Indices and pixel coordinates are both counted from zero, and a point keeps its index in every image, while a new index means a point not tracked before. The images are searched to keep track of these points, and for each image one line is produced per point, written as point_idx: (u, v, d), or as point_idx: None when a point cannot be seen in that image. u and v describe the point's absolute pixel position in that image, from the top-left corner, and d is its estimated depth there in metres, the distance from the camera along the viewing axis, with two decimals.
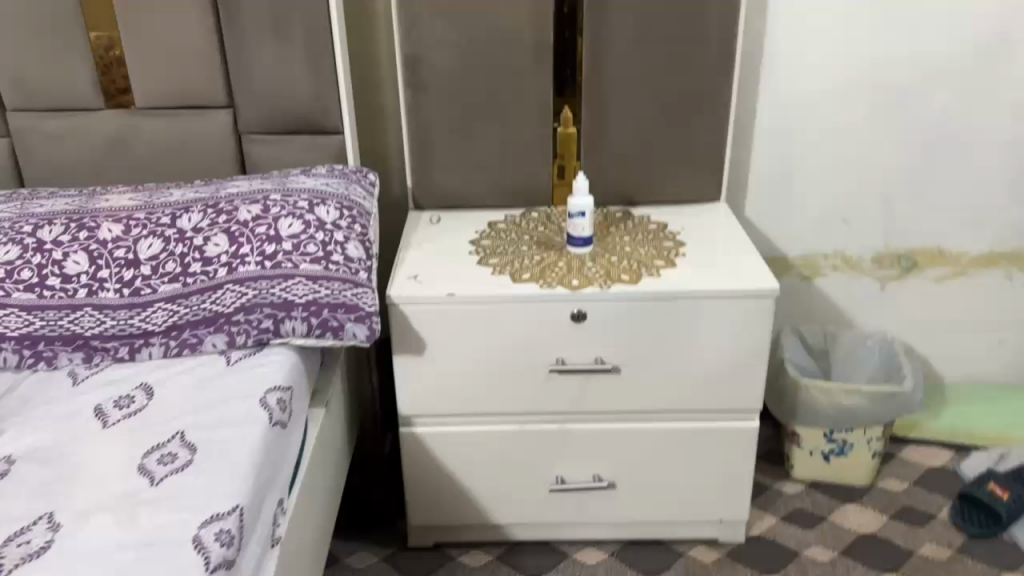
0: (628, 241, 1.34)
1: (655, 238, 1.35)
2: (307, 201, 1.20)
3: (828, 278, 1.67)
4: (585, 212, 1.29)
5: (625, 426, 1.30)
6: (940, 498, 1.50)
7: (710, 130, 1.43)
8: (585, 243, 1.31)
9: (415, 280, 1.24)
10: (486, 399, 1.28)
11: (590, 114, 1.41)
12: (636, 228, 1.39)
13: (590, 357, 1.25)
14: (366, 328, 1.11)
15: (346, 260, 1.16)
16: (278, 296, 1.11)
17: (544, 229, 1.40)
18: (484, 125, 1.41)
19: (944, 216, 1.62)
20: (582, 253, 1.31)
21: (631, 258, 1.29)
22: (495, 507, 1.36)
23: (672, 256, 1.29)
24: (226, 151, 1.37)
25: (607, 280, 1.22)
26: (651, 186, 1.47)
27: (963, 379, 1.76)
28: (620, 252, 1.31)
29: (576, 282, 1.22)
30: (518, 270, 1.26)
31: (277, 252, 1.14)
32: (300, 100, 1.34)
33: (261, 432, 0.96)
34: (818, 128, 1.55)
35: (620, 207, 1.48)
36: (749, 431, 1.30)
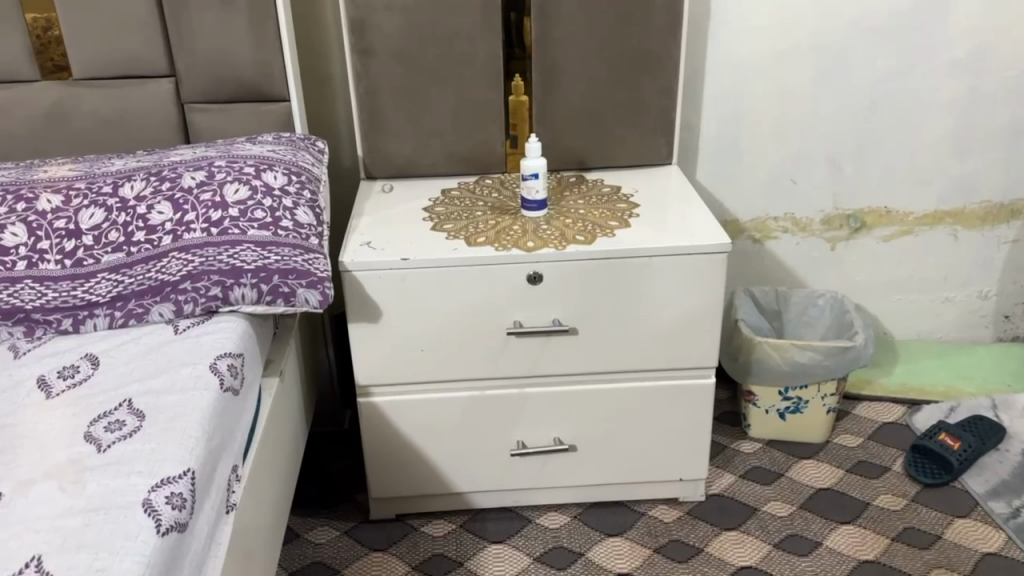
0: (583, 205, 1.34)
1: (609, 201, 1.35)
2: (254, 166, 1.19)
3: (779, 240, 1.70)
4: (538, 173, 1.28)
5: (585, 388, 1.30)
6: (893, 451, 1.53)
7: (660, 92, 1.43)
8: (540, 206, 1.30)
9: (368, 247, 1.22)
10: (444, 365, 1.27)
11: (542, 77, 1.41)
12: (590, 192, 1.39)
13: (547, 319, 1.25)
14: (318, 293, 1.10)
15: (296, 226, 1.14)
16: (226, 263, 1.08)
17: (499, 196, 1.39)
18: (434, 91, 1.40)
19: (890, 176, 1.65)
20: (537, 216, 1.31)
21: (585, 220, 1.29)
22: (457, 475, 1.35)
23: (625, 218, 1.30)
24: (169, 121, 1.34)
25: (562, 241, 1.23)
26: (603, 151, 1.47)
27: (910, 336, 1.81)
28: (575, 214, 1.31)
29: (531, 244, 1.22)
30: (473, 235, 1.26)
31: (223, 218, 1.11)
32: (244, 66, 1.31)
33: (213, 397, 0.94)
34: (764, 92, 1.56)
35: (574, 173, 1.47)
36: (707, 388, 1.32)
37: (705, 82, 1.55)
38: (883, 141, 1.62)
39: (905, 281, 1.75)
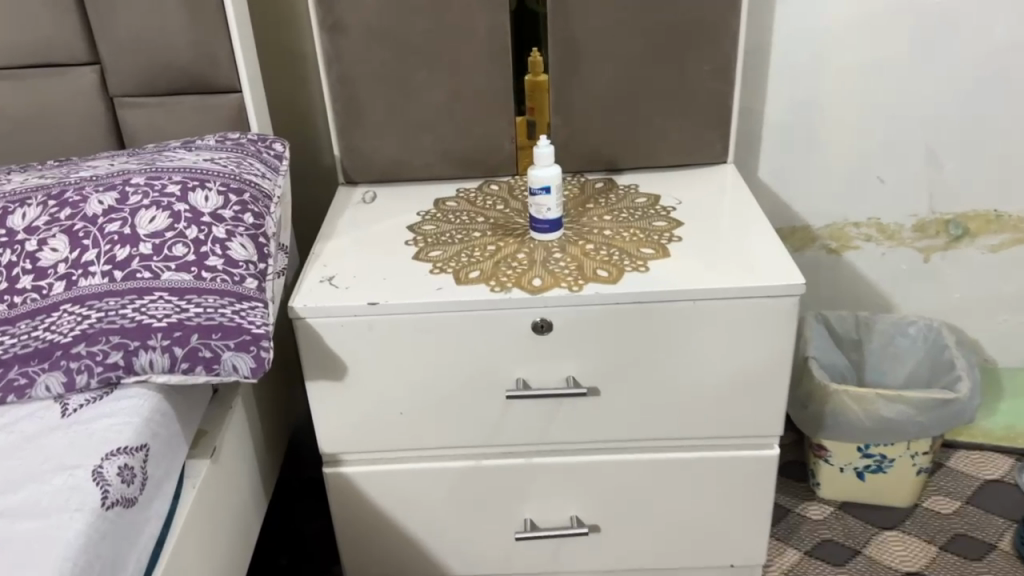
0: (608, 225, 1.05)
1: (642, 220, 1.06)
2: (179, 184, 0.92)
3: (860, 251, 1.38)
4: (550, 187, 0.99)
5: (610, 459, 1.03)
6: (1000, 522, 1.23)
7: (713, 73, 1.12)
8: (554, 229, 1.02)
9: (329, 284, 0.95)
10: (430, 432, 1.00)
11: (562, 55, 1.10)
12: (618, 205, 1.10)
13: (559, 378, 0.97)
14: (250, 358, 0.83)
15: (227, 264, 0.88)
16: (132, 319, 0.83)
17: (504, 211, 1.11)
18: (423, 76, 1.11)
19: (1003, 171, 1.31)
20: (548, 241, 1.02)
21: (610, 248, 1.00)
22: (451, 557, 1.10)
23: (662, 244, 1.00)
24: (95, 120, 1.08)
25: (579, 279, 0.94)
26: (638, 149, 1.17)
27: (1018, 364, 1.48)
28: (597, 238, 1.02)
29: (538, 284, 0.93)
30: (464, 268, 0.98)
31: (132, 257, 0.86)
32: (180, 50, 1.04)
33: (88, 521, 0.70)
34: (846, 69, 1.24)
35: (601, 177, 1.18)
36: (767, 462, 1.03)
37: (771, 56, 1.23)
38: (999, 128, 1.28)
39: (1017, 301, 1.42)
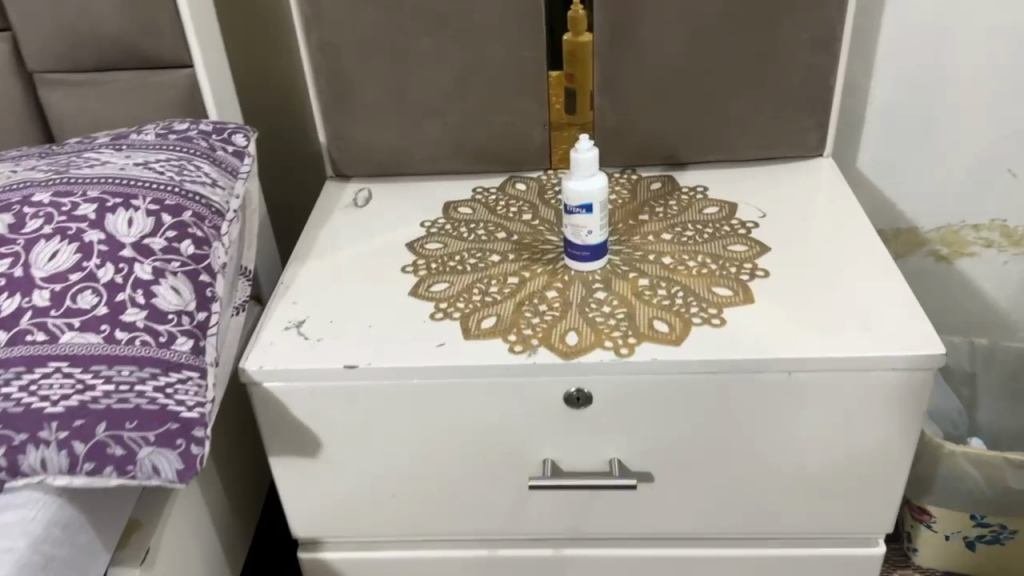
0: (668, 250, 0.80)
1: (712, 242, 0.80)
2: (95, 203, 0.69)
3: (978, 260, 1.11)
4: (593, 204, 0.74)
5: (663, 554, 0.79)
6: None
7: (812, 43, 0.84)
8: (597, 256, 0.77)
9: (297, 334, 0.72)
10: (431, 518, 0.78)
11: (612, 15, 0.83)
12: (680, 218, 0.84)
13: (600, 460, 0.73)
14: (175, 456, 0.61)
15: (152, 319, 0.65)
16: (17, 401, 0.61)
17: (533, 224, 0.86)
18: (429, 45, 0.86)
19: None
20: (589, 272, 0.78)
21: (671, 286, 0.75)
22: None
23: (742, 281, 0.75)
24: (12, 101, 0.85)
25: (629, 334, 0.70)
26: (708, 139, 0.90)
27: None
28: (654, 270, 0.77)
29: (574, 341, 0.69)
30: (477, 312, 0.74)
31: (22, 310, 0.63)
32: (108, 14, 0.79)
33: None
34: (982, 32, 0.95)
35: (657, 174, 0.92)
36: (868, 563, 0.79)
37: (885, 15, 0.95)
38: None
39: None
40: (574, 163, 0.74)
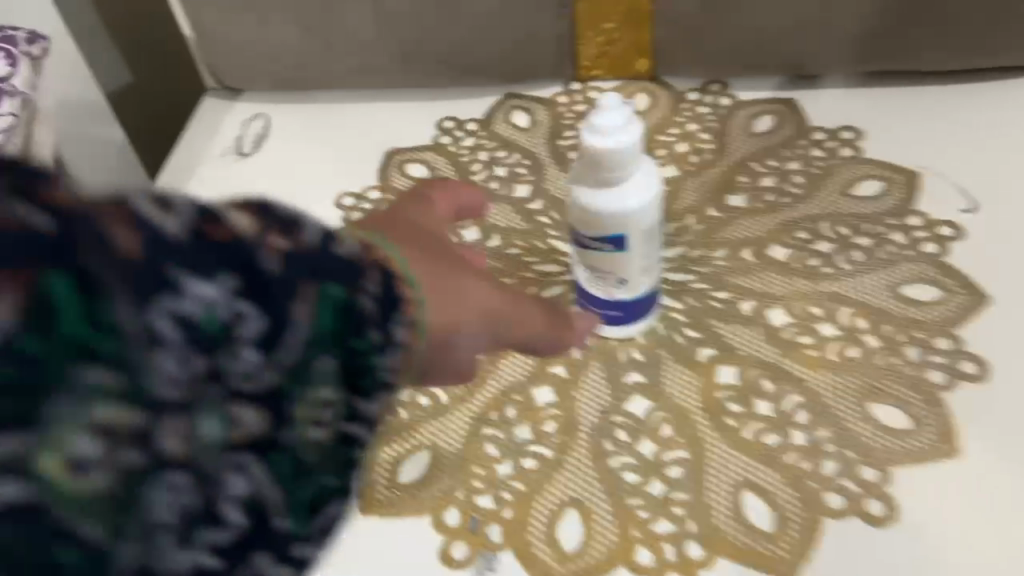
0: (779, 293, 0.42)
1: (869, 281, 0.42)
2: None
3: None
4: (629, 235, 0.36)
5: None
6: None
7: None
8: (635, 316, 0.40)
9: None
10: None
11: None
12: (803, 212, 0.45)
13: None
14: None
15: None
16: None
17: (531, 209, 0.47)
18: None
19: None
20: (618, 345, 0.41)
21: (781, 399, 0.38)
22: None
23: (930, 394, 0.38)
24: None
25: (689, 530, 0.34)
26: (867, 30, 0.48)
27: None
28: (750, 348, 0.40)
29: (575, 542, 0.35)
30: (397, 438, 0.38)
31: None
32: None
33: None
34: None
35: (764, 100, 0.51)
36: None
37: None
38: None
39: None
40: (584, 157, 0.35)
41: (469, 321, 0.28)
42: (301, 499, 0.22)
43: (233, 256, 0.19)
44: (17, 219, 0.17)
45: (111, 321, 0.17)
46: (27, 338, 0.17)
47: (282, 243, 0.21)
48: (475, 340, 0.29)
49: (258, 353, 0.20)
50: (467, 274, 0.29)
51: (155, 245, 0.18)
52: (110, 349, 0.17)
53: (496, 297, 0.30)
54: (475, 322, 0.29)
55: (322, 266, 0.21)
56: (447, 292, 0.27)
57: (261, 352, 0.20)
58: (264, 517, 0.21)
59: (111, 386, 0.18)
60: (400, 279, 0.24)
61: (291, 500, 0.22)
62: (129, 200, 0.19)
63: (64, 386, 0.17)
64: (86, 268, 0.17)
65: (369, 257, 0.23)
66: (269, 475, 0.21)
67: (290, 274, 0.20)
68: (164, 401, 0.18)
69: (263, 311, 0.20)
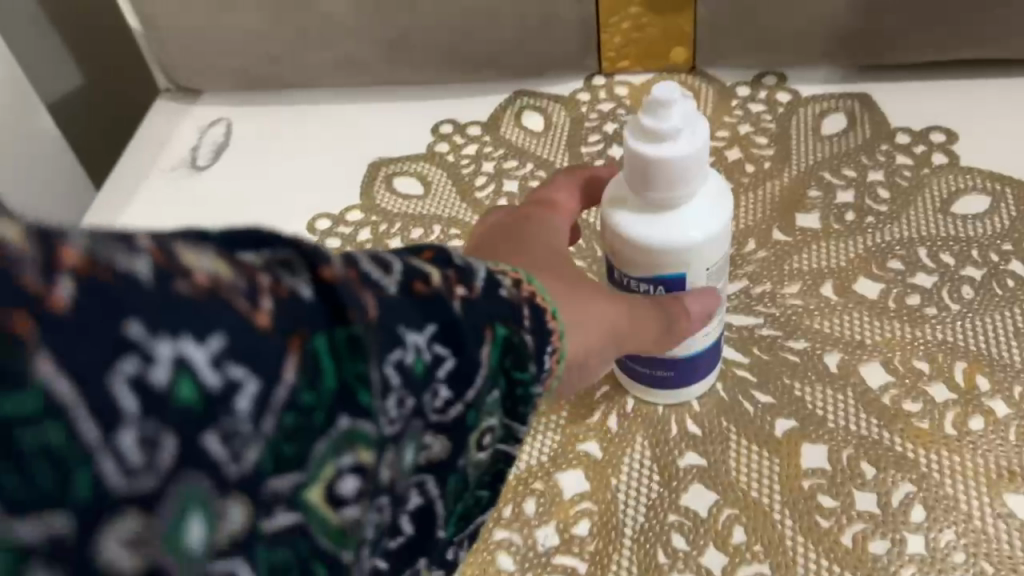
0: (871, 341, 0.32)
1: (986, 326, 0.32)
2: None
3: None
4: (687, 279, 0.27)
5: None
6: None
7: None
8: (708, 369, 0.31)
9: None
10: None
11: None
12: (895, 233, 0.36)
13: None
14: None
15: None
16: None
17: None
18: None
19: None
20: (668, 413, 0.32)
21: (886, 490, 0.29)
22: None
23: None
24: None
25: None
26: (963, 4, 0.39)
27: None
28: (839, 419, 0.31)
29: None
30: None
31: None
32: None
33: None
34: None
35: (832, 93, 0.41)
36: None
37: None
38: None
39: None
40: (631, 172, 0.26)
41: (592, 342, 0.24)
42: (458, 513, 0.22)
43: (440, 312, 0.18)
44: (285, 287, 0.16)
45: (366, 377, 0.17)
46: (303, 393, 0.16)
47: (461, 293, 0.20)
48: (597, 346, 0.25)
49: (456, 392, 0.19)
50: (590, 290, 0.25)
51: (385, 308, 0.17)
52: (364, 400, 0.17)
53: (623, 313, 0.26)
54: (598, 329, 0.25)
55: (488, 308, 0.20)
56: (578, 330, 0.24)
57: (453, 393, 0.19)
58: (427, 533, 0.21)
59: (365, 436, 0.17)
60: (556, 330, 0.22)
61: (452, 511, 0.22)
62: (358, 260, 0.18)
63: (336, 420, 0.16)
64: (342, 332, 0.16)
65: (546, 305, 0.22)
66: (441, 492, 0.21)
67: (481, 321, 0.19)
68: (391, 439, 0.18)
69: (463, 356, 0.19)
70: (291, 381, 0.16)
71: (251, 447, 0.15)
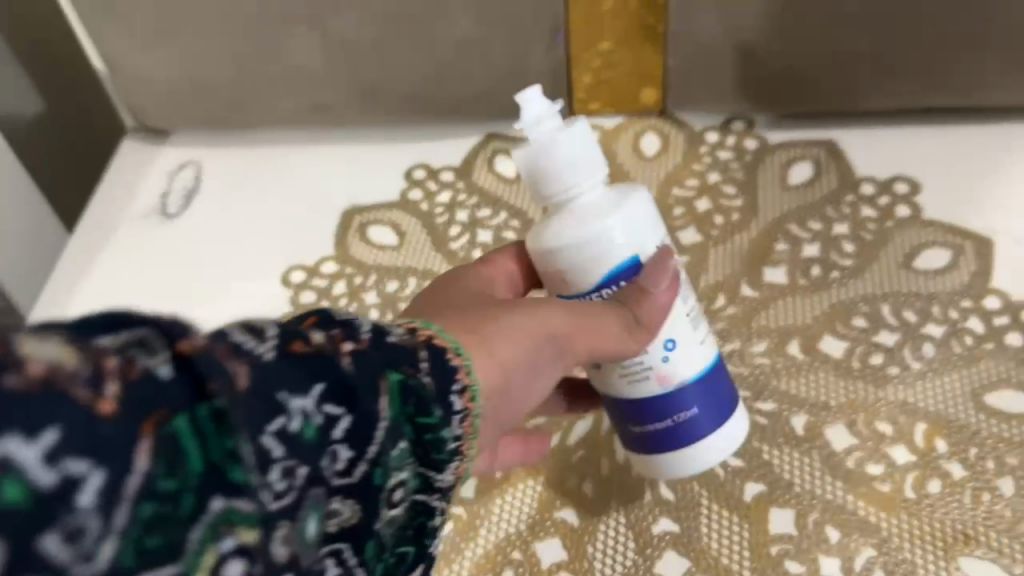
0: (835, 402, 0.34)
1: (944, 386, 0.34)
2: None
3: None
4: (640, 258, 0.27)
5: None
6: None
7: None
8: (721, 415, 0.29)
9: None
10: None
11: None
12: (857, 290, 0.37)
13: None
14: None
15: None
16: None
17: None
18: None
19: None
20: (643, 478, 0.33)
21: (849, 555, 0.30)
22: None
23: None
24: None
25: None
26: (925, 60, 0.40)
27: None
28: (805, 483, 0.32)
29: None
30: None
31: None
32: None
33: None
34: None
35: (798, 141, 0.42)
36: None
37: None
38: None
39: None
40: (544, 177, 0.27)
41: (515, 353, 0.24)
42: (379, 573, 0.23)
43: (322, 372, 0.18)
44: (133, 364, 0.15)
45: (238, 453, 0.16)
46: (160, 480, 0.15)
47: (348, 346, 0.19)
48: (521, 357, 0.24)
49: (349, 448, 0.19)
50: (514, 304, 0.25)
51: (262, 373, 0.17)
52: (236, 476, 0.16)
53: (563, 317, 0.25)
54: (519, 340, 0.24)
55: (379, 357, 0.20)
56: (508, 341, 0.24)
57: (352, 452, 0.19)
58: None
59: (246, 515, 0.16)
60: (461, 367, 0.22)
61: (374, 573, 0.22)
62: (229, 331, 0.17)
63: (210, 503, 0.16)
64: (204, 407, 0.15)
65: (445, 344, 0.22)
66: (360, 561, 0.21)
67: (373, 372, 0.19)
68: (278, 513, 0.17)
69: (353, 412, 0.19)
70: (145, 469, 0.15)
71: (127, 534, 0.15)
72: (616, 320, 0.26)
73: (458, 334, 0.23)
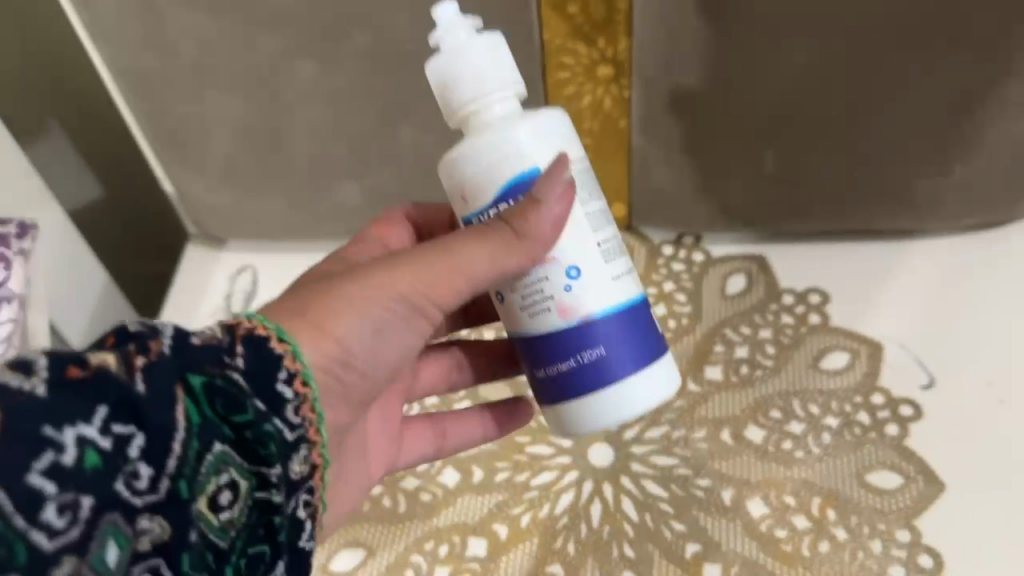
0: (755, 479, 0.45)
1: (836, 467, 0.45)
2: None
3: None
4: (539, 169, 0.32)
5: None
6: None
7: None
8: (635, 357, 0.33)
9: None
10: None
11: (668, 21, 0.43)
12: (775, 386, 0.48)
13: None
14: None
15: None
16: None
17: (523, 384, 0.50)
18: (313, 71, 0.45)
19: None
20: (613, 540, 0.43)
21: None
22: None
23: None
24: None
25: None
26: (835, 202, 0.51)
27: None
28: (731, 543, 0.43)
29: None
30: None
31: None
32: None
33: None
34: None
35: (737, 258, 0.53)
36: None
37: None
38: None
39: None
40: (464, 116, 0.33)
41: (349, 325, 0.32)
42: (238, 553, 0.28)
43: (108, 397, 0.24)
44: None
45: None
46: None
47: (123, 369, 0.25)
48: (360, 322, 0.32)
49: (141, 467, 0.25)
50: (353, 277, 0.33)
51: (25, 417, 0.23)
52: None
53: (404, 283, 0.32)
54: (357, 306, 0.32)
55: (152, 385, 0.25)
56: (342, 312, 0.32)
57: (152, 467, 0.25)
58: None
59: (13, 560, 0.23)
60: (287, 355, 0.29)
61: (217, 565, 0.27)
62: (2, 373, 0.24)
63: None
64: None
65: (268, 333, 0.29)
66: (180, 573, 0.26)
67: (163, 392, 0.25)
68: (59, 548, 0.23)
69: (125, 437, 0.24)
70: None
71: None
72: (483, 250, 0.32)
73: (291, 320, 0.31)
